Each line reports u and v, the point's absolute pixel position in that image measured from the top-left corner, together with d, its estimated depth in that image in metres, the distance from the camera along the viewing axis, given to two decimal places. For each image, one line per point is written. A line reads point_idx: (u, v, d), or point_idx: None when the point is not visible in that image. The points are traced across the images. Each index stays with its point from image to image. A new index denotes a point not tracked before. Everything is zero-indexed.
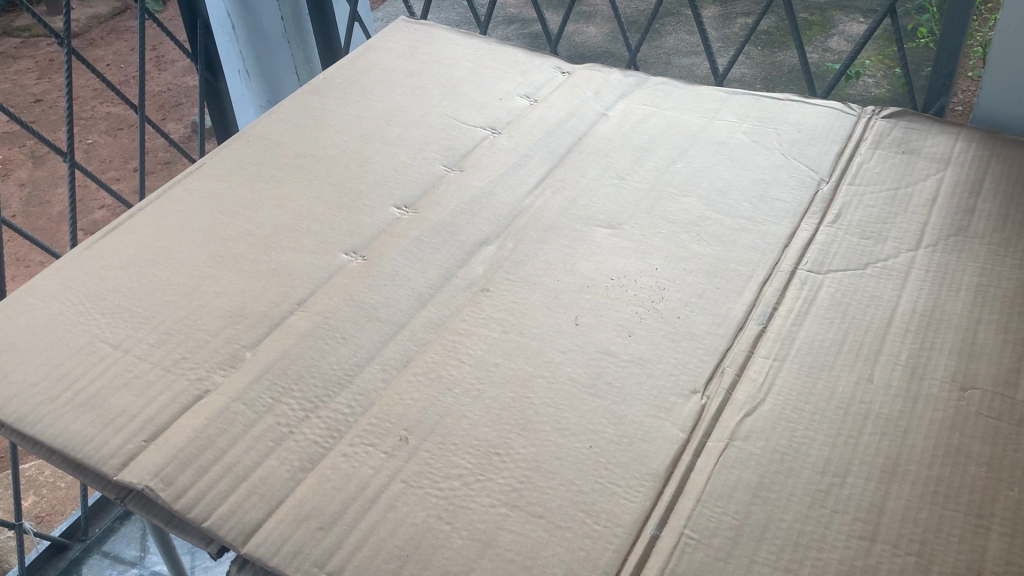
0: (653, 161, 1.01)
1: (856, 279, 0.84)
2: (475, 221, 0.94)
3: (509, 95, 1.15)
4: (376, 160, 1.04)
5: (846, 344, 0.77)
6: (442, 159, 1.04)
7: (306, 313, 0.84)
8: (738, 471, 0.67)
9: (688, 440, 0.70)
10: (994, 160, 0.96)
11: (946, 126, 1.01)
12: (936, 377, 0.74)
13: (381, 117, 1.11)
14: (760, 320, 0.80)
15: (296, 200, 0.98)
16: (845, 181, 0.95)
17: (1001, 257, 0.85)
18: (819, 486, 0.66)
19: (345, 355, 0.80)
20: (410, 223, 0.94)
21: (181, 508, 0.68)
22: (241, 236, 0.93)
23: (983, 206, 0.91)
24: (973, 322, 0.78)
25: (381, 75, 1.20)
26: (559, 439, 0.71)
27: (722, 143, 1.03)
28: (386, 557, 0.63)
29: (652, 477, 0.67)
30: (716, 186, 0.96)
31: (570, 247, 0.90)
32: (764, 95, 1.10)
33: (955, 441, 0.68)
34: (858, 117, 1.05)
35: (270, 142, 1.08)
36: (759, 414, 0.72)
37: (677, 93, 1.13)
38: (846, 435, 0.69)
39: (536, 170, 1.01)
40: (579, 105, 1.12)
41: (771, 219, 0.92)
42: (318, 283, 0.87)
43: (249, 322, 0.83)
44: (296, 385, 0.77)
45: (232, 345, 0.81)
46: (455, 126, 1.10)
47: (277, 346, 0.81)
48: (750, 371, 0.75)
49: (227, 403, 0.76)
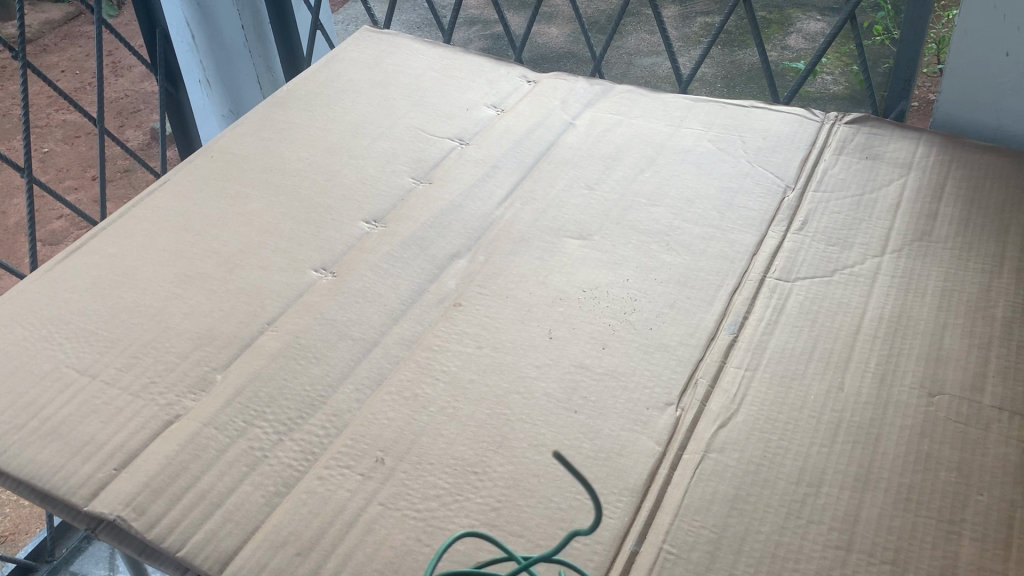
0: (621, 170, 1.01)
1: (823, 286, 0.85)
2: (446, 234, 0.94)
3: (476, 105, 1.14)
4: (344, 173, 1.03)
5: (817, 352, 0.78)
6: (409, 170, 1.03)
7: (276, 332, 0.83)
8: (715, 483, 0.68)
9: (664, 453, 0.70)
10: (955, 164, 0.98)
11: (907, 131, 1.03)
12: (905, 383, 0.75)
13: (347, 129, 1.10)
14: (731, 329, 0.81)
15: (262, 216, 0.97)
16: (810, 188, 0.96)
17: (964, 262, 0.86)
18: (794, 496, 0.67)
19: (317, 375, 0.79)
20: (379, 238, 0.94)
21: (154, 538, 0.67)
22: (207, 254, 0.92)
23: (945, 210, 0.92)
24: (939, 327, 0.80)
25: (346, 86, 1.19)
26: (537, 456, 0.71)
27: (689, 151, 1.03)
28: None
29: (629, 491, 0.68)
30: (684, 195, 0.97)
31: (542, 259, 0.90)
32: (729, 103, 1.11)
33: (925, 447, 0.70)
34: (821, 123, 1.06)
35: (233, 157, 1.06)
36: (733, 425, 0.72)
37: (643, 101, 1.13)
38: (820, 443, 0.70)
39: (504, 182, 1.01)
40: (546, 114, 1.12)
41: (739, 227, 0.92)
42: (288, 301, 0.86)
43: (219, 343, 0.82)
44: (269, 408, 0.76)
45: (202, 368, 0.80)
46: (422, 137, 1.09)
47: (248, 368, 0.80)
48: (723, 382, 0.76)
49: (199, 428, 0.75)
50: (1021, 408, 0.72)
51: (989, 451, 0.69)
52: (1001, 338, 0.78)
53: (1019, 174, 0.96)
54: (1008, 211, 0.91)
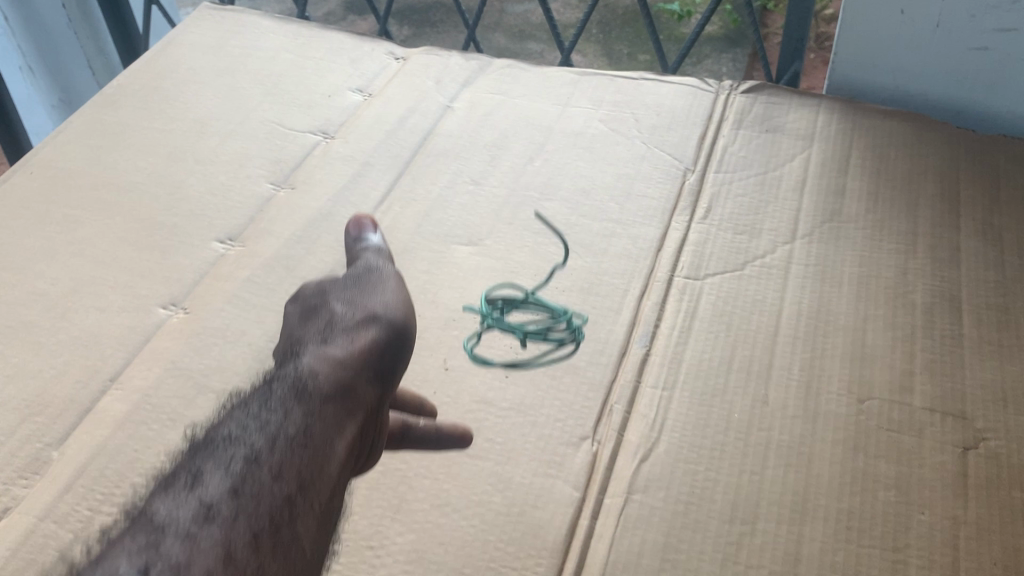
0: (508, 161, 0.92)
1: (736, 283, 0.78)
2: (315, 251, 0.83)
3: (339, 90, 1.02)
4: (192, 184, 0.89)
5: (736, 361, 0.72)
6: (268, 175, 0.91)
7: (121, 392, 0.71)
8: (642, 532, 0.61)
9: (584, 500, 0.63)
10: (857, 133, 0.92)
11: (805, 97, 0.97)
12: (832, 391, 0.69)
13: (192, 129, 0.96)
14: (643, 342, 0.74)
15: (96, 244, 0.83)
16: (711, 169, 0.89)
17: (877, 243, 0.81)
18: (729, 538, 0.60)
19: (175, 441, 0.67)
20: (237, 261, 0.82)
21: None
22: (31, 297, 0.78)
23: (852, 185, 0.87)
24: (861, 321, 0.74)
25: (188, 75, 1.04)
26: (440, 518, 0.62)
27: (579, 133, 0.95)
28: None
29: (549, 552, 0.60)
30: (578, 186, 0.89)
31: (428, 274, 0.81)
32: (617, 74, 1.02)
33: (860, 464, 0.64)
34: (715, 93, 0.99)
35: (58, 172, 0.91)
36: (655, 457, 0.65)
37: (526, 76, 1.03)
38: (750, 471, 0.64)
39: (379, 182, 0.90)
40: (420, 97, 1.00)
41: (640, 219, 0.85)
42: (133, 350, 0.74)
43: (52, 412, 0.69)
44: (119, 489, 0.65)
45: (32, 446, 0.67)
46: (279, 132, 0.96)
47: (91, 439, 0.67)
48: (639, 407, 0.69)
49: (34, 524, 0.62)
50: (952, 408, 0.67)
51: (926, 461, 0.64)
52: (923, 328, 0.74)
53: (921, 141, 0.91)
54: (914, 183, 0.87)
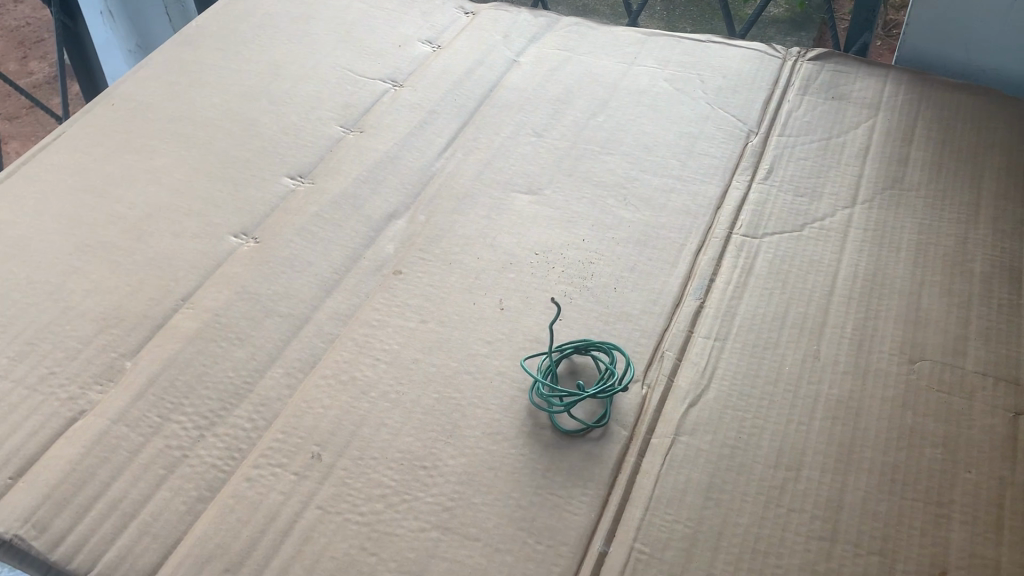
0: (571, 115, 0.94)
1: (793, 243, 0.79)
2: (380, 191, 0.85)
3: (409, 40, 1.04)
4: (264, 122, 0.92)
5: (789, 317, 0.72)
6: (337, 118, 0.93)
7: (192, 311, 0.74)
8: (687, 470, 0.62)
9: (632, 437, 0.64)
10: (923, 105, 0.92)
11: (874, 67, 0.97)
12: (884, 350, 0.70)
13: (266, 70, 0.99)
14: (697, 295, 0.75)
15: (173, 173, 0.86)
16: (775, 132, 0.90)
17: (938, 212, 0.81)
18: (773, 482, 0.61)
19: (242, 359, 0.71)
20: (305, 196, 0.84)
21: (59, 559, 0.59)
22: (110, 220, 0.82)
23: (916, 154, 0.87)
24: (917, 285, 0.75)
25: (264, 20, 1.07)
26: (490, 446, 0.64)
27: (644, 91, 0.96)
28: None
29: (595, 483, 0.62)
30: (641, 142, 0.90)
31: (489, 219, 0.83)
32: (684, 36, 1.03)
33: (908, 421, 0.65)
34: (783, 59, 0.99)
35: (138, 105, 0.94)
36: (704, 402, 0.66)
37: (593, 35, 1.05)
38: (797, 420, 0.65)
39: (444, 130, 0.92)
40: (487, 50, 1.02)
41: (700, 177, 0.86)
42: (204, 274, 0.77)
43: (127, 325, 0.73)
44: (187, 399, 0.68)
45: (108, 355, 0.71)
46: (349, 78, 0.98)
47: (163, 352, 0.71)
48: (691, 354, 0.70)
49: (108, 426, 0.66)
50: (1005, 373, 0.68)
51: (975, 422, 0.64)
52: (981, 296, 0.73)
53: (990, 115, 0.91)
54: (980, 155, 0.86)
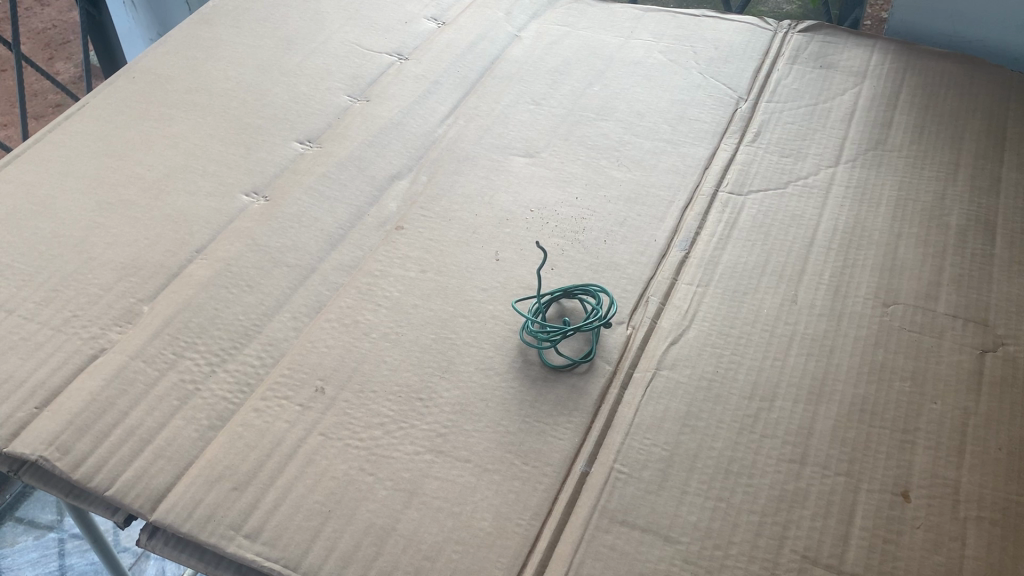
0: (569, 85, 0.98)
1: (777, 199, 0.82)
2: (385, 154, 0.89)
3: (415, 18, 1.10)
4: (275, 92, 0.97)
5: (770, 265, 0.76)
6: (346, 88, 0.98)
7: (206, 261, 0.78)
8: (666, 401, 0.66)
9: (615, 372, 0.68)
10: (907, 73, 0.96)
11: (861, 39, 1.02)
12: (860, 294, 0.73)
13: (278, 45, 1.05)
14: (683, 246, 0.78)
15: (189, 138, 0.91)
16: (764, 99, 0.94)
17: (919, 169, 0.84)
18: (747, 411, 0.65)
19: (252, 304, 0.75)
20: (313, 159, 0.89)
21: (80, 478, 0.63)
22: (131, 180, 0.86)
23: (900, 117, 0.91)
24: (895, 237, 0.78)
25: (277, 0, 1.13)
26: (482, 379, 0.68)
27: (640, 62, 1.01)
28: (295, 533, 0.59)
29: (579, 413, 0.65)
30: (634, 108, 0.94)
31: (487, 179, 0.87)
32: (680, 12, 1.09)
33: (880, 357, 0.68)
34: (774, 33, 1.04)
35: (159, 77, 0.99)
36: (684, 341, 0.70)
37: (592, 12, 1.11)
38: (773, 357, 0.69)
39: (447, 98, 0.97)
40: (490, 26, 1.08)
41: (691, 140, 0.90)
42: (218, 228, 0.82)
43: (144, 274, 0.77)
44: (200, 338, 0.72)
45: (127, 301, 0.75)
46: (358, 52, 1.04)
47: (177, 298, 0.75)
48: (675, 299, 0.74)
49: (126, 361, 0.70)
50: (974, 315, 0.71)
51: (944, 359, 0.68)
52: (956, 246, 0.77)
53: (972, 83, 0.94)
54: (961, 119, 0.90)
